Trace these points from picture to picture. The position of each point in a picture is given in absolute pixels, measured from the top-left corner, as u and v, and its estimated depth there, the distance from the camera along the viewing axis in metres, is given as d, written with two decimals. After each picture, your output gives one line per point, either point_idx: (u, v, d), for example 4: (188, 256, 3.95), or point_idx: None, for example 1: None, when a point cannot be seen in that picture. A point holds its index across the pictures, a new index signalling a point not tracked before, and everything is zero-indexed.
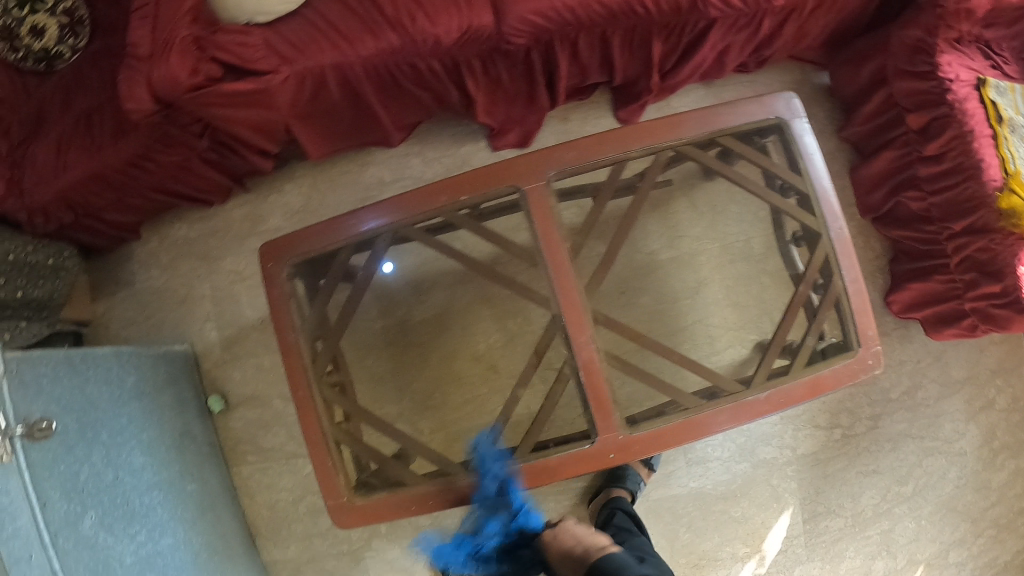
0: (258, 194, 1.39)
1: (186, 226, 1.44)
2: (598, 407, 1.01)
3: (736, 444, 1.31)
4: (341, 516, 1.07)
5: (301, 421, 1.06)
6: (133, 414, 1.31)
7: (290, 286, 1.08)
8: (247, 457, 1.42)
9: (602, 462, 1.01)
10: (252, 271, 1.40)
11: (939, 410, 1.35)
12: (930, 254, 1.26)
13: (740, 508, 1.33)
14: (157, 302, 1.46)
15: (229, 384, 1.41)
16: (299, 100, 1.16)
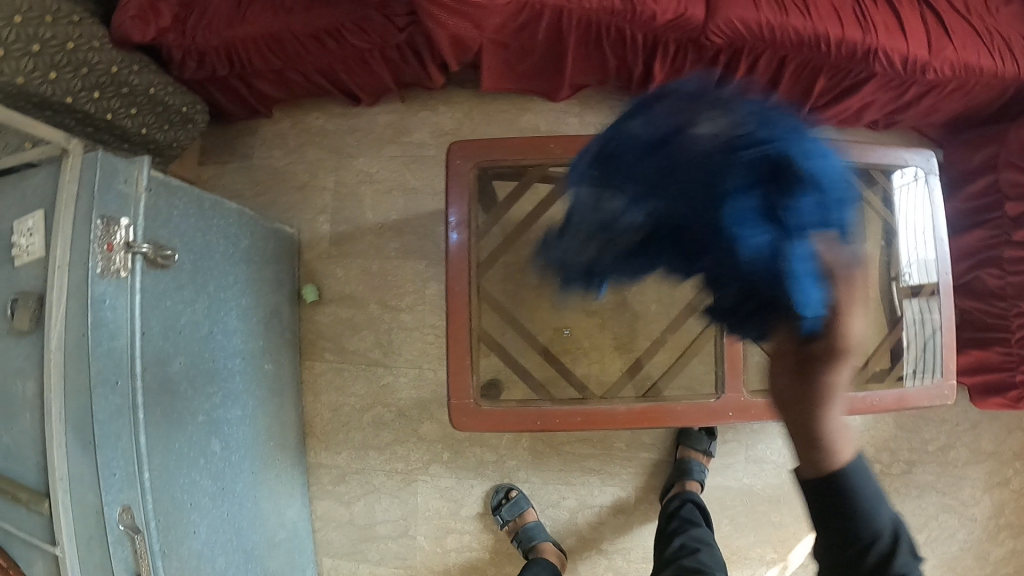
0: (411, 106, 1.42)
1: (325, 118, 1.45)
2: (731, 366, 1.09)
3: (794, 452, 1.41)
4: (462, 416, 1.06)
5: (449, 315, 1.07)
6: (237, 278, 1.28)
7: (471, 187, 1.10)
8: (325, 353, 1.42)
9: (721, 418, 1.08)
10: (382, 176, 1.42)
11: (964, 473, 1.48)
12: (994, 329, 1.36)
13: (780, 514, 1.40)
14: (274, 182, 1.46)
15: (327, 279, 1.42)
16: (505, 29, 1.19)
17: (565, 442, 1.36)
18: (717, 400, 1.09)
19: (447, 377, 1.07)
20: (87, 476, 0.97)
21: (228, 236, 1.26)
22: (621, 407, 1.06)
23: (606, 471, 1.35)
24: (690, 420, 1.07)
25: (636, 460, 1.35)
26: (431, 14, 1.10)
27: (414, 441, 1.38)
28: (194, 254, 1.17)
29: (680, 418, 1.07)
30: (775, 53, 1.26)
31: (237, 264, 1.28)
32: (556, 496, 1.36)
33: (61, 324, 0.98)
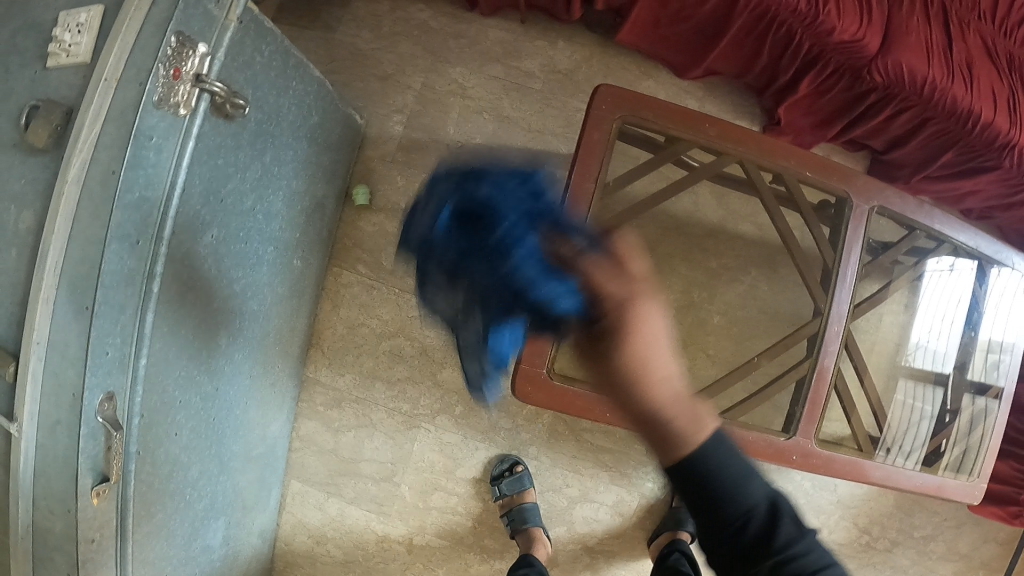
0: (529, 32, 1.29)
1: (431, 12, 1.29)
2: (810, 410, 1.03)
3: (797, 502, 1.38)
4: (526, 383, 0.97)
5: (547, 272, 0.96)
6: (296, 158, 1.12)
7: (608, 140, 0.99)
8: (356, 265, 1.27)
9: (782, 461, 1.03)
10: (476, 96, 1.29)
11: (932, 564, 1.46)
12: (1016, 440, 1.38)
13: None
14: (354, 63, 1.29)
15: (382, 185, 1.28)
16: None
17: (585, 430, 1.27)
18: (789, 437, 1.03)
19: (523, 341, 0.96)
20: (73, 347, 0.79)
21: (301, 106, 1.09)
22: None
23: (618, 471, 1.28)
24: (754, 452, 1.02)
25: (651, 468, 1.28)
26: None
27: (429, 385, 1.26)
28: (262, 114, 1.00)
29: (747, 449, 1.01)
30: (921, 112, 1.20)
31: (299, 139, 1.12)
32: (560, 482, 1.27)
33: (86, 154, 0.75)
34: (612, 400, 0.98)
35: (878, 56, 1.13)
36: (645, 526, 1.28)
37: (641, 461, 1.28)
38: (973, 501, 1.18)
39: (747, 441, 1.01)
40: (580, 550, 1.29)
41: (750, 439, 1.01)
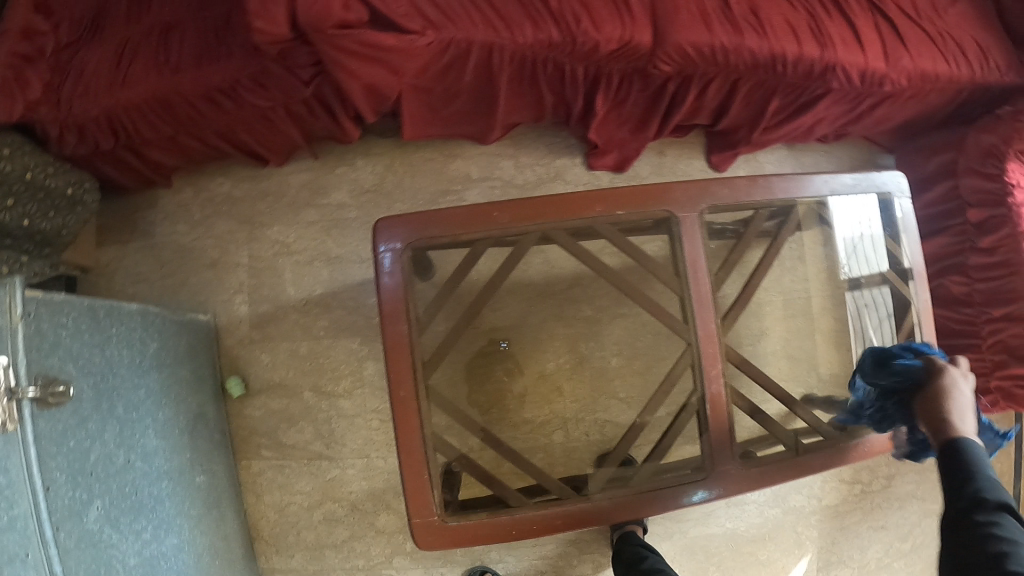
0: (326, 163, 1.28)
1: (231, 184, 1.29)
2: (715, 442, 1.01)
3: (773, 490, 1.34)
4: (426, 537, 0.96)
5: (399, 426, 0.96)
6: (151, 391, 1.08)
7: (408, 274, 0.99)
8: (261, 451, 1.27)
9: (711, 497, 1.01)
10: (302, 246, 1.27)
11: (942, 476, 1.46)
12: (961, 335, 1.36)
13: (765, 551, 1.36)
14: (182, 260, 1.29)
15: (252, 368, 1.27)
16: (428, 70, 1.10)
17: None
18: (705, 478, 1.01)
19: (405, 497, 0.96)
20: None
21: (132, 344, 1.05)
22: (602, 502, 0.99)
23: (582, 536, 1.31)
24: (676, 506, 1.00)
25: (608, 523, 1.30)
26: (336, 59, 1.01)
27: (372, 534, 1.26)
28: (93, 376, 0.95)
29: (665, 506, 1.00)
30: (727, 76, 1.17)
31: (148, 371, 1.08)
32: (531, 567, 1.29)
33: None
34: (515, 516, 0.98)
35: (656, 49, 1.10)
36: None
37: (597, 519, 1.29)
38: None
39: (655, 502, 1.00)
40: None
41: (665, 497, 1.00)
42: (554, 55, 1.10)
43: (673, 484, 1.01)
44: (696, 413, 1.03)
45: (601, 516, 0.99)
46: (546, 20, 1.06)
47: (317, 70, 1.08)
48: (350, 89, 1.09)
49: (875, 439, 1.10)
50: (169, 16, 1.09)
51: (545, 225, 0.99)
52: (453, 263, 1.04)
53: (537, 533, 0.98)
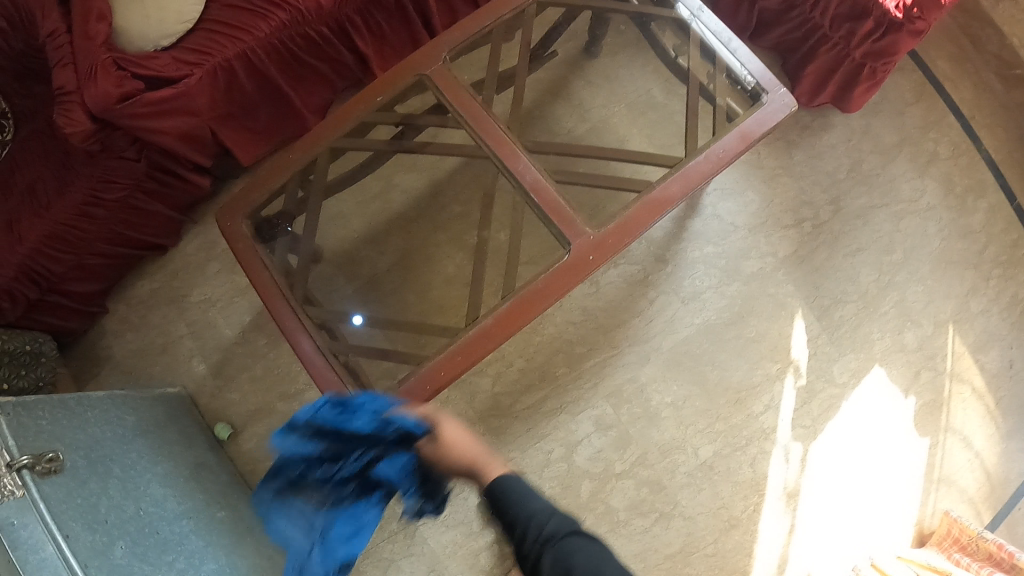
0: (206, 221, 1.44)
1: (149, 280, 1.41)
2: (558, 217, 1.02)
3: (719, 267, 1.33)
4: (361, 430, 0.99)
5: (295, 350, 1.04)
6: (148, 453, 1.14)
7: (254, 238, 1.08)
8: (269, 474, 1.31)
9: (584, 267, 0.99)
10: (220, 293, 1.40)
11: (890, 174, 1.37)
12: (805, 38, 1.31)
13: (752, 326, 1.33)
14: (140, 359, 1.37)
15: (230, 410, 1.35)
16: (217, 100, 1.24)
17: (518, 402, 1.31)
18: (570, 251, 1.00)
19: (330, 407, 1.01)
20: None
21: (112, 423, 1.13)
22: (488, 320, 1.00)
23: (567, 403, 1.31)
24: (560, 288, 0.99)
25: (584, 377, 1.32)
26: (135, 125, 1.15)
27: (390, 494, 1.31)
28: (82, 449, 1.03)
29: (548, 292, 0.99)
30: None
31: (135, 436, 1.15)
32: (541, 451, 1.30)
33: None
34: (421, 372, 1.00)
35: None
36: (629, 410, 1.31)
37: (573, 377, 1.32)
38: (790, 106, 1.08)
39: (530, 294, 0.99)
40: (607, 476, 1.30)
41: (541, 286, 0.99)
42: (298, 29, 1.24)
43: (544, 272, 1.00)
44: (535, 208, 1.05)
45: (493, 331, 0.99)
46: (271, 9, 1.20)
47: (138, 144, 1.21)
48: (175, 148, 1.24)
49: (728, 142, 1.06)
50: (29, 172, 1.23)
51: (330, 139, 1.09)
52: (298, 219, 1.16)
53: (446, 378, 0.99)
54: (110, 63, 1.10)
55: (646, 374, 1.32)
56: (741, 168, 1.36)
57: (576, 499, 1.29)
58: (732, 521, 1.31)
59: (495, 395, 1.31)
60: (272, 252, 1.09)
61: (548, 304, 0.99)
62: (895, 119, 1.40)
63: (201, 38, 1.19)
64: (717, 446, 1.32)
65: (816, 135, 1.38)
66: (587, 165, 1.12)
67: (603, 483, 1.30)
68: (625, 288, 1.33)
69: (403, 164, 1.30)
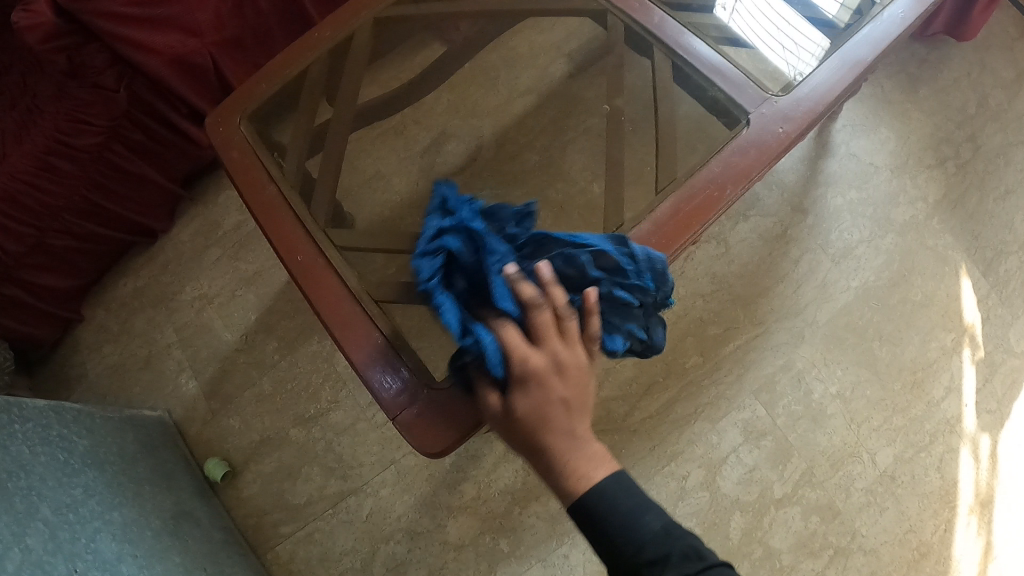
0: (205, 200, 1.12)
1: (134, 277, 1.08)
2: (717, 74, 0.70)
3: (870, 216, 1.09)
4: (421, 434, 0.58)
5: (312, 298, 0.65)
6: (98, 491, 0.74)
7: (262, 143, 0.74)
8: (279, 531, 0.92)
9: (773, 142, 0.66)
10: (219, 287, 1.06)
11: (1019, 111, 1.16)
12: None
13: (918, 287, 1.05)
14: (118, 379, 1.01)
15: (228, 441, 0.97)
16: (223, 21, 0.94)
17: (635, 411, 0.99)
18: (750, 119, 0.67)
19: (366, 385, 0.61)
20: None
21: (51, 443, 0.74)
22: (642, 227, 0.62)
23: (703, 407, 1.00)
24: (744, 176, 0.64)
25: (723, 368, 1.01)
26: (116, 34, 0.84)
27: (452, 556, 0.91)
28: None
29: (728, 182, 0.63)
30: None
31: (81, 468, 0.75)
32: (672, 476, 0.96)
33: None
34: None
35: None
36: (787, 408, 1.00)
37: (710, 372, 1.01)
38: None
39: (703, 186, 0.63)
40: (764, 505, 0.95)
41: (718, 174, 0.64)
42: None
43: (716, 154, 0.66)
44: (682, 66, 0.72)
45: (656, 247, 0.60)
46: None
47: (121, 71, 0.89)
48: (168, 82, 0.92)
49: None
50: None
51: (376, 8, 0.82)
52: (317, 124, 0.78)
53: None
54: None
55: (803, 356, 1.02)
56: (867, 103, 1.16)
57: (723, 543, 0.93)
58: (923, 551, 0.94)
59: (602, 402, 1.00)
60: (284, 157, 0.74)
61: (732, 198, 0.63)
62: (1006, 55, 1.20)
63: None
64: (897, 449, 0.98)
65: (936, 67, 1.19)
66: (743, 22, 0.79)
67: (759, 517, 0.95)
68: (760, 248, 1.07)
69: (457, 106, 0.87)
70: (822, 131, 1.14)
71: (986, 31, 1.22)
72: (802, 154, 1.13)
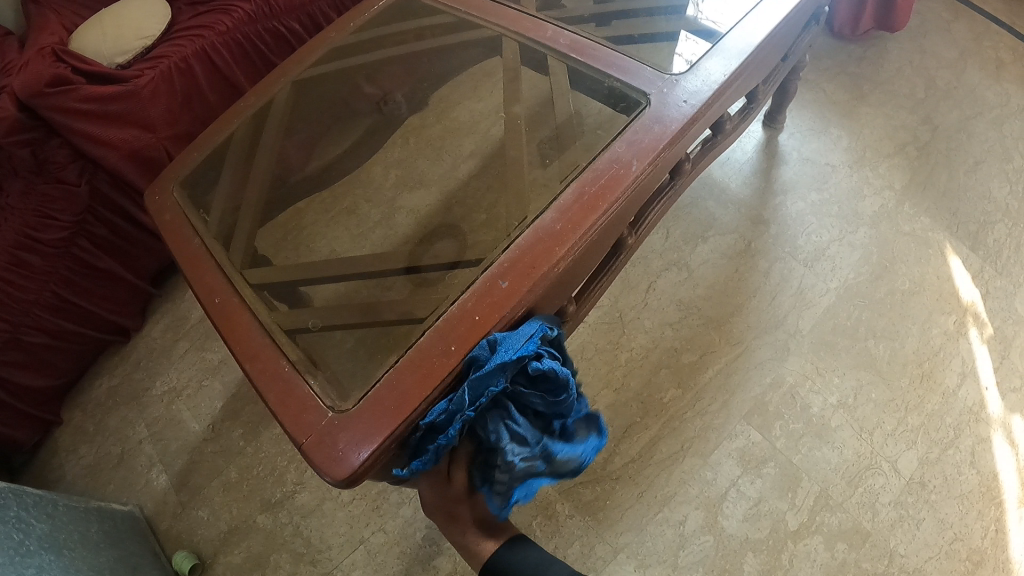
0: (176, 294, 1.10)
1: (108, 376, 1.05)
2: (618, 69, 0.67)
3: (836, 211, 0.99)
4: (327, 456, 0.52)
5: (228, 336, 0.62)
6: (51, 574, 0.70)
7: (194, 205, 0.73)
8: None
9: (680, 115, 0.61)
10: (187, 378, 1.02)
11: (969, 84, 1.09)
12: None
13: (904, 276, 0.94)
14: (92, 482, 0.97)
15: (197, 536, 0.90)
16: (177, 116, 0.96)
17: (616, 456, 0.85)
18: (650, 99, 0.63)
19: (277, 416, 0.55)
20: None
21: (8, 524, 0.70)
22: (547, 215, 0.58)
23: (690, 440, 0.85)
24: (652, 149, 0.59)
25: (706, 398, 0.88)
26: (71, 128, 0.87)
27: None
28: None
29: (633, 158, 0.59)
30: None
31: (39, 551, 0.71)
32: (667, 523, 0.80)
33: None
34: (439, 321, 0.56)
35: None
36: (786, 430, 0.85)
37: (692, 403, 0.87)
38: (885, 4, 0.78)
39: (607, 166, 0.59)
40: (781, 540, 0.79)
41: (622, 152, 0.60)
42: (266, 23, 1.00)
43: (620, 134, 0.61)
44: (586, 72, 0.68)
45: (561, 231, 0.56)
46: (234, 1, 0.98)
47: (82, 165, 0.92)
48: (126, 175, 0.93)
49: None
50: None
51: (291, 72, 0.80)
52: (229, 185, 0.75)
53: (484, 330, 0.54)
54: (48, 54, 0.89)
55: (792, 370, 0.89)
56: (812, 108, 1.09)
57: None
58: (977, 561, 0.77)
59: None
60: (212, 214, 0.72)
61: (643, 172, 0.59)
62: (944, 36, 1.15)
63: (162, 45, 0.95)
64: (921, 452, 0.83)
65: (876, 62, 1.13)
66: (648, 23, 0.74)
67: (776, 555, 0.78)
68: (722, 266, 0.97)
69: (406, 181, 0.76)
70: (768, 142, 1.07)
71: (917, 19, 1.18)
72: (752, 168, 1.04)
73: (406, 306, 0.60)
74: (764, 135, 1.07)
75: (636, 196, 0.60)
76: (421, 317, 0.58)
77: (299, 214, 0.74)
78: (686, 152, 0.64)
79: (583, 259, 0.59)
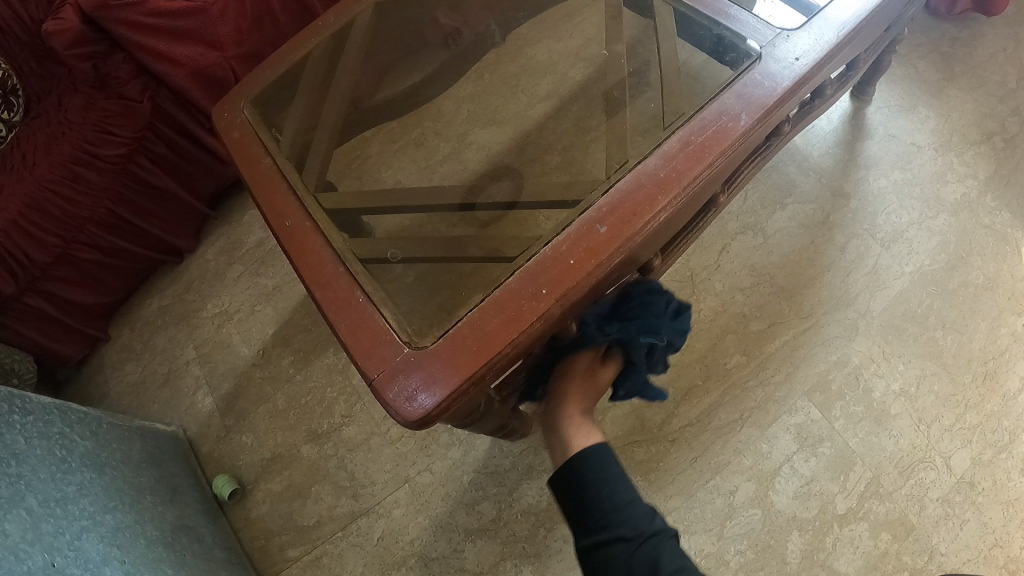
0: (230, 217, 1.09)
1: (159, 296, 1.06)
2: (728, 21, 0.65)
3: (916, 197, 0.96)
4: (401, 393, 0.49)
5: (295, 258, 0.59)
6: (92, 492, 0.70)
7: (266, 120, 0.70)
8: (284, 558, 0.84)
9: (791, 70, 0.59)
10: (238, 303, 1.02)
11: None
12: None
13: (978, 270, 0.91)
14: (137, 398, 0.98)
15: (239, 460, 0.90)
16: (244, 35, 0.92)
17: (673, 418, 0.85)
18: (760, 52, 0.61)
19: (348, 349, 0.52)
20: None
21: (50, 439, 0.70)
22: (650, 160, 0.56)
23: (749, 411, 0.85)
24: (762, 105, 0.57)
25: (770, 368, 0.87)
26: (137, 43, 0.85)
27: None
28: None
29: (742, 111, 0.57)
30: None
31: (82, 468, 0.71)
32: (716, 492, 0.81)
33: None
34: (529, 262, 0.53)
35: None
36: (845, 411, 0.84)
37: (755, 371, 0.87)
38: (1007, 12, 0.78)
39: (715, 117, 0.57)
40: (826, 523, 0.79)
41: (730, 104, 0.57)
42: None
43: (727, 86, 0.59)
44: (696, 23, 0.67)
45: (666, 178, 0.55)
46: None
47: (145, 82, 0.90)
48: (189, 92, 0.91)
49: None
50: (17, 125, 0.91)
51: None
52: (304, 107, 0.72)
53: (579, 275, 0.52)
54: None
55: (859, 351, 0.87)
56: (901, 84, 1.06)
57: (781, 569, 0.77)
58: (1013, 570, 0.76)
59: (635, 410, 0.86)
60: (283, 132, 0.69)
61: (749, 130, 0.57)
62: None
63: None
64: (973, 451, 0.81)
65: (968, 46, 1.09)
66: None
67: (820, 537, 0.78)
68: (800, 238, 0.95)
69: (478, 115, 0.76)
70: (854, 114, 1.03)
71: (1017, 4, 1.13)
72: (837, 138, 1.01)
73: (493, 246, 0.59)
74: (851, 108, 1.04)
75: (742, 152, 0.58)
76: (510, 257, 0.56)
77: (366, 144, 0.73)
78: (787, 114, 0.62)
79: (682, 212, 0.57)
